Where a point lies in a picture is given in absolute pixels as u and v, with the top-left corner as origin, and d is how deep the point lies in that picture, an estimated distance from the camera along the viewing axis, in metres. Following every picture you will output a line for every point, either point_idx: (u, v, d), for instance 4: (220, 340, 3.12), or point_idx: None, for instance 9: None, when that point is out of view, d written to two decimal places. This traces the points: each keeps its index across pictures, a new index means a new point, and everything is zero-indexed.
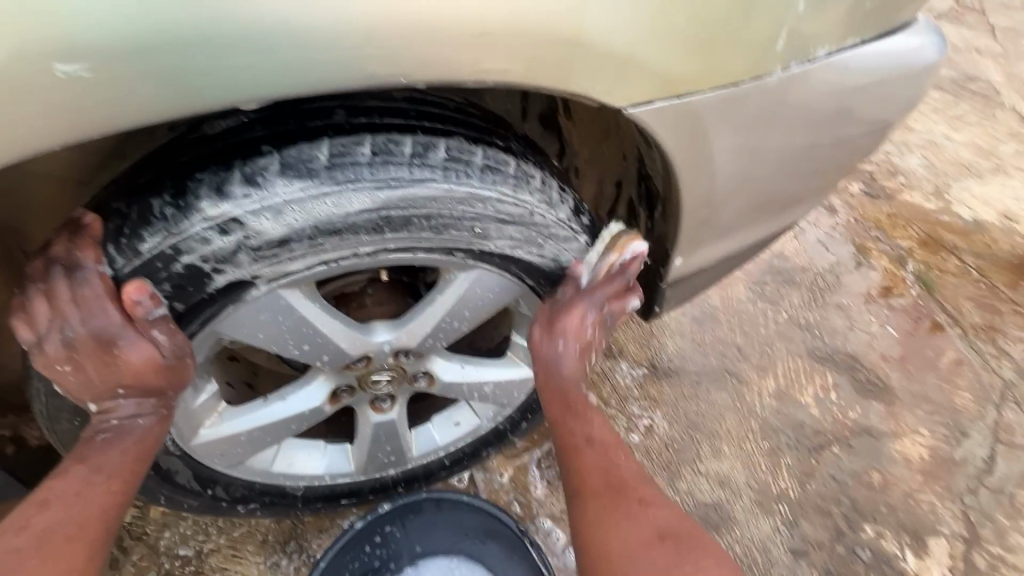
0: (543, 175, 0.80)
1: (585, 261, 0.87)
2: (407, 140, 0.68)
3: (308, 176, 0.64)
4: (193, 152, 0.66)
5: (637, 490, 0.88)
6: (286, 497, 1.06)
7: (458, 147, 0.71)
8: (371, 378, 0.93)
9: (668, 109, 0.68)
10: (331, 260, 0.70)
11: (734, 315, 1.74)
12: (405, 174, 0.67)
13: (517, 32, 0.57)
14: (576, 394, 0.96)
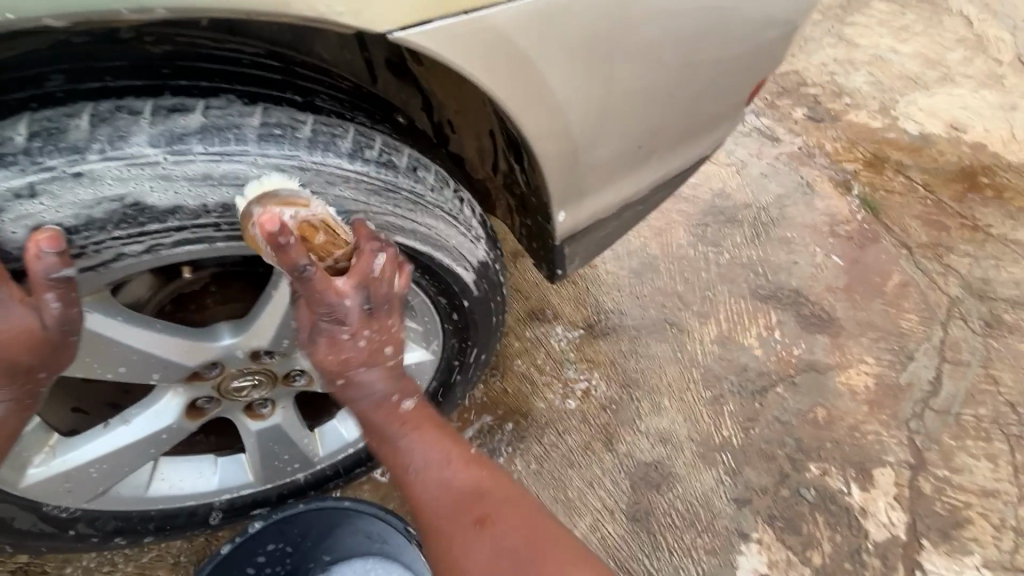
0: (352, 130, 0.69)
1: (436, 224, 0.77)
2: (147, 105, 0.58)
3: (7, 165, 0.54)
4: None
5: (509, 512, 0.70)
6: (177, 520, 0.97)
7: (223, 107, 0.61)
8: (233, 385, 0.83)
9: (458, 29, 0.57)
10: (92, 262, 0.60)
11: (674, 262, 1.65)
12: (141, 147, 0.57)
13: None
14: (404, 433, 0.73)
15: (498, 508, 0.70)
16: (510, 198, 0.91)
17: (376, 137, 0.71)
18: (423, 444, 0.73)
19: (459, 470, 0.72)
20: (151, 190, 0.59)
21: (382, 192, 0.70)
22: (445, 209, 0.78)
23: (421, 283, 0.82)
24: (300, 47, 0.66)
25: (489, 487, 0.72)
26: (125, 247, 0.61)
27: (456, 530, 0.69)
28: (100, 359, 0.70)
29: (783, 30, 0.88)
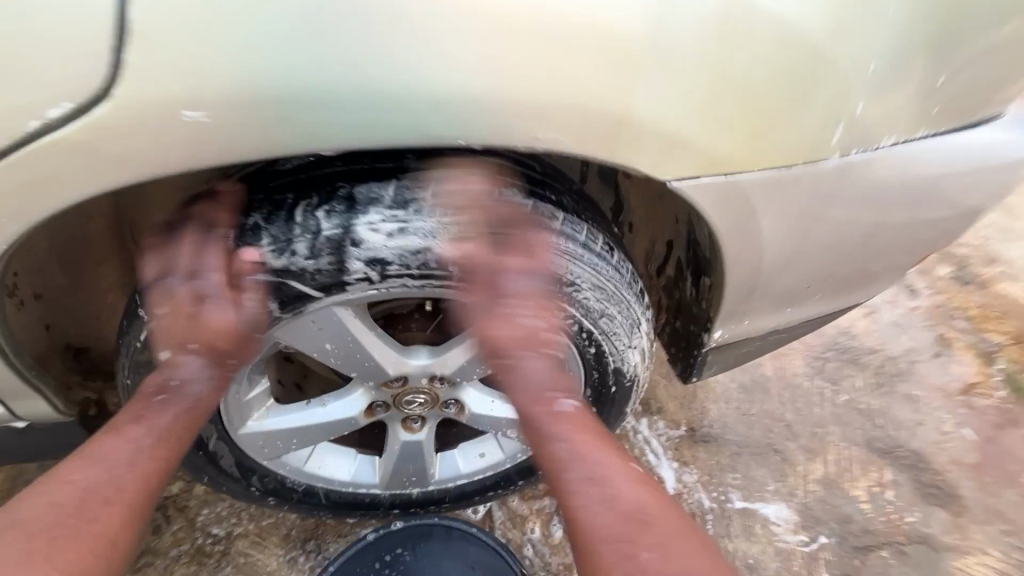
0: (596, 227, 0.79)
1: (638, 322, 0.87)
2: (426, 183, 0.68)
3: (355, 212, 0.67)
4: (260, 189, 0.70)
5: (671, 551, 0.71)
6: (313, 496, 1.11)
7: (505, 193, 0.72)
8: (405, 399, 0.97)
9: (715, 184, 0.61)
10: (379, 287, 0.71)
11: (786, 389, 1.65)
12: (444, 221, 0.69)
13: (567, 101, 0.52)
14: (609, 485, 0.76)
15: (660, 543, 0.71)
16: (667, 300, 1.06)
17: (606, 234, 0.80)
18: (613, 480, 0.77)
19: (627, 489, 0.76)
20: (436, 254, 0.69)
21: (614, 292, 0.80)
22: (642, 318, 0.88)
23: (589, 357, 0.89)
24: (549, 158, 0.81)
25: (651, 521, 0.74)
26: (388, 286, 0.71)
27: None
28: (342, 362, 0.84)
29: (965, 219, 0.90)
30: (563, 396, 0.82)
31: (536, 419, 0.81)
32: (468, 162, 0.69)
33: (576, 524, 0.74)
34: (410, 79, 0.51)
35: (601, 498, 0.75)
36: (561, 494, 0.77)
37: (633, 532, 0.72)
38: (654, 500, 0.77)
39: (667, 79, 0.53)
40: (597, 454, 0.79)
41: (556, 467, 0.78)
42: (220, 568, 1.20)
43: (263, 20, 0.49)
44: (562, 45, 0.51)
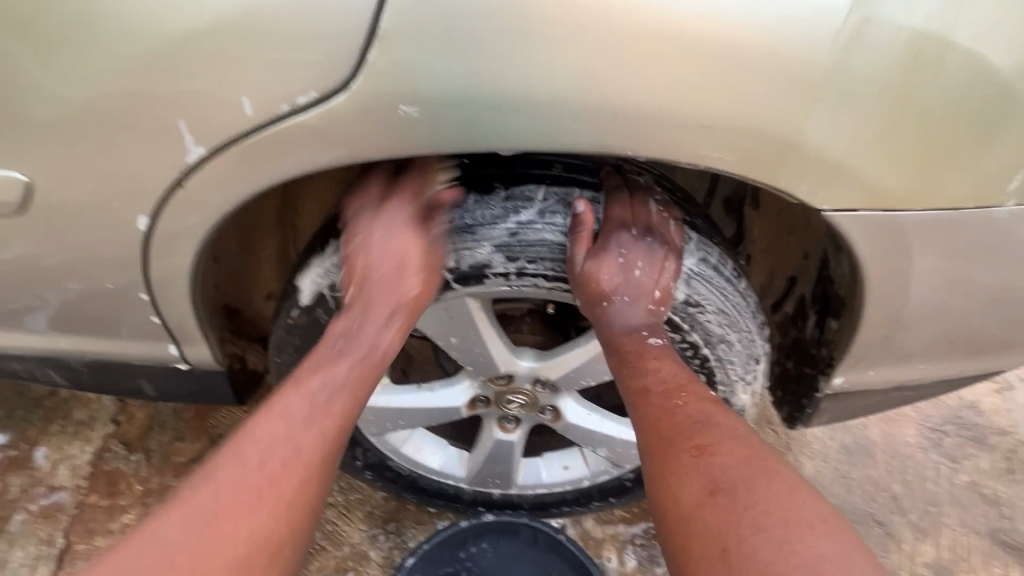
0: (709, 241, 0.77)
1: (750, 351, 0.84)
2: (577, 191, 0.72)
3: (487, 207, 0.70)
4: (416, 184, 0.73)
5: (730, 445, 0.70)
6: (404, 479, 1.16)
7: (619, 203, 0.74)
8: (505, 398, 1.01)
9: (874, 218, 0.64)
10: (509, 283, 0.74)
11: (895, 458, 1.51)
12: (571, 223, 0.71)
13: (745, 127, 0.57)
14: (712, 411, 0.74)
15: (721, 428, 0.71)
16: (781, 338, 1.02)
17: (723, 253, 0.78)
18: (669, 371, 0.77)
19: (731, 422, 0.73)
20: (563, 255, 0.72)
21: (725, 310, 0.78)
22: (753, 348, 0.84)
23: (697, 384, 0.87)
24: (667, 178, 0.83)
25: (706, 411, 0.74)
26: (520, 283, 0.74)
27: (671, 458, 0.70)
28: (461, 354, 0.90)
29: None
30: (650, 333, 0.79)
31: (623, 352, 0.79)
32: (615, 177, 0.74)
33: (669, 471, 0.70)
34: (592, 85, 0.56)
35: (700, 460, 0.69)
36: (648, 438, 0.73)
37: (718, 430, 0.71)
38: (743, 453, 0.69)
39: (846, 109, 0.56)
40: (710, 415, 0.73)
41: (638, 397, 0.75)
42: (310, 532, 1.27)
43: (489, 32, 0.55)
44: (749, 74, 0.55)
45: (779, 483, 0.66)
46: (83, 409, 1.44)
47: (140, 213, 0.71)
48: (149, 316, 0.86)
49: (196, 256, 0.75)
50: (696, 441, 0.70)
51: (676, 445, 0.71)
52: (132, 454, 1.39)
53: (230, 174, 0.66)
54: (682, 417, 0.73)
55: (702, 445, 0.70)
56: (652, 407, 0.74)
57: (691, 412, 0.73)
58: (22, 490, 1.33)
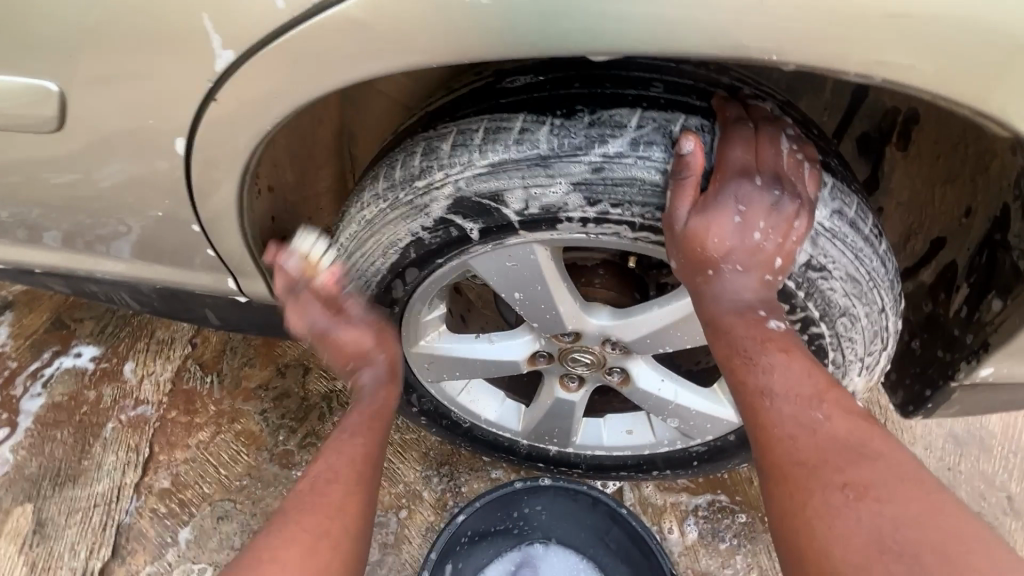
0: (846, 189, 0.62)
1: (876, 328, 0.69)
2: (680, 118, 0.58)
3: (566, 135, 0.57)
4: (483, 104, 0.62)
5: (900, 484, 0.48)
6: (459, 427, 1.13)
7: (732, 133, 0.59)
8: (570, 356, 0.92)
9: None
10: (587, 229, 0.62)
11: (1016, 454, 1.30)
12: (669, 158, 0.57)
13: (951, 27, 0.46)
14: (860, 431, 0.53)
15: (880, 454, 0.51)
16: (911, 313, 0.84)
17: (862, 206, 0.62)
18: (791, 369, 0.57)
19: (892, 448, 0.51)
20: (655, 198, 0.58)
21: (855, 277, 0.63)
22: (879, 325, 0.69)
23: None
24: (793, 108, 0.68)
25: (856, 430, 0.53)
26: (600, 232, 0.62)
27: (811, 496, 0.50)
28: (526, 308, 0.80)
29: None
30: (770, 313, 0.61)
31: (734, 339, 0.59)
32: (727, 106, 0.61)
33: (809, 512, 0.49)
34: None
35: (860, 504, 0.48)
36: (770, 459, 0.54)
37: (876, 460, 0.50)
38: (919, 496, 0.48)
39: None
40: (866, 440, 0.52)
41: (756, 405, 0.56)
42: None
43: None
44: None
45: (991, 558, 0.44)
46: (164, 330, 1.51)
47: (179, 134, 0.67)
48: (206, 249, 0.85)
49: (240, 172, 0.71)
50: (849, 468, 0.50)
51: (817, 475, 0.50)
52: (207, 376, 1.45)
53: (275, 78, 0.60)
54: (817, 435, 0.53)
55: (862, 482, 0.49)
56: (773, 419, 0.55)
57: (834, 430, 0.53)
58: (113, 400, 1.41)
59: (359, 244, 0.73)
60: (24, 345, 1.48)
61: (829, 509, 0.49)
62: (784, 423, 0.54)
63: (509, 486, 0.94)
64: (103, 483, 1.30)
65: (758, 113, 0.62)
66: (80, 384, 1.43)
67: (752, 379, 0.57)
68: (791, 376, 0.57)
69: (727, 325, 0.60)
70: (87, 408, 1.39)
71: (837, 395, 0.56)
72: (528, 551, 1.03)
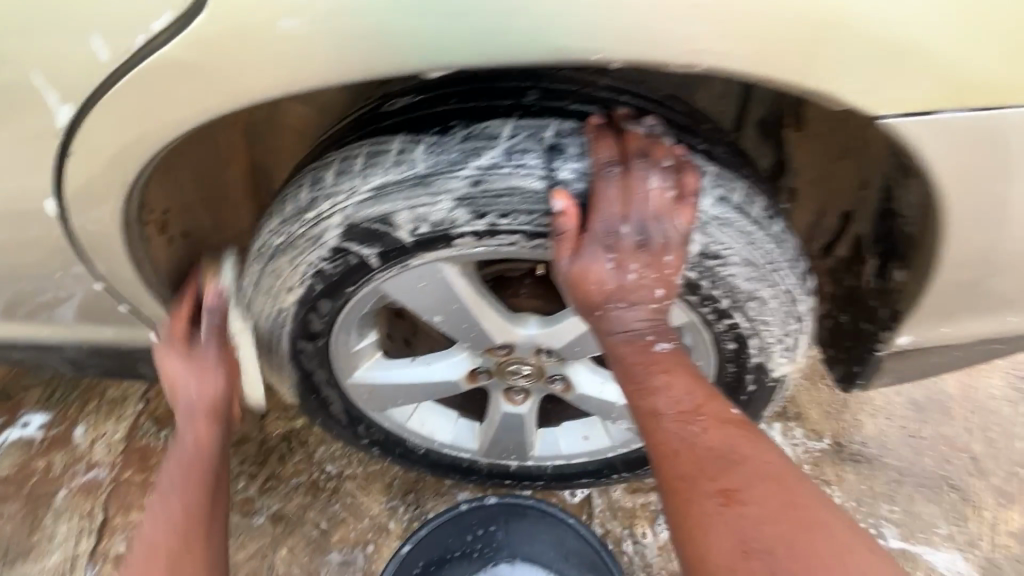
0: (733, 173, 0.62)
1: (790, 307, 0.69)
2: (554, 123, 0.58)
3: (442, 153, 0.58)
4: (361, 131, 0.63)
5: (765, 487, 0.51)
6: (415, 454, 1.10)
7: (608, 129, 0.59)
8: (508, 368, 0.91)
9: (942, 120, 0.57)
10: (484, 243, 0.61)
11: (975, 415, 1.31)
12: (547, 163, 0.57)
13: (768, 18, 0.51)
14: (736, 438, 0.55)
15: (749, 457, 0.53)
16: (835, 288, 0.86)
17: (751, 187, 0.62)
18: (671, 385, 0.58)
19: (763, 451, 0.54)
20: (540, 203, 0.58)
21: (754, 260, 0.63)
22: (791, 304, 0.68)
23: (725, 350, 0.73)
24: (681, 98, 0.69)
25: (729, 435, 0.55)
26: (495, 244, 0.61)
27: (692, 510, 0.52)
28: (449, 328, 0.79)
29: None
30: (659, 338, 0.60)
31: (624, 368, 0.59)
32: (604, 103, 0.61)
33: (693, 525, 0.52)
34: None
35: (731, 511, 0.51)
36: (660, 476, 0.55)
37: (744, 465, 0.53)
38: (778, 492, 0.51)
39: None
40: (738, 446, 0.54)
41: (643, 425, 0.57)
42: (330, 505, 1.25)
43: None
44: None
45: (833, 541, 0.49)
46: (115, 387, 1.45)
47: (48, 195, 0.67)
48: (119, 307, 0.85)
49: (122, 213, 0.69)
50: (722, 476, 0.52)
51: (695, 488, 0.53)
52: (162, 430, 1.40)
53: (128, 124, 0.60)
54: (695, 448, 0.54)
55: (733, 489, 0.51)
56: (655, 437, 0.56)
57: (709, 440, 0.55)
58: (63, 466, 1.35)
59: (265, 285, 0.72)
60: None
61: (705, 518, 0.52)
62: (665, 441, 0.56)
63: (455, 511, 0.92)
64: (57, 555, 1.25)
65: (633, 143, 0.57)
66: (28, 454, 1.37)
67: (635, 400, 0.58)
68: (676, 394, 0.57)
69: (615, 355, 0.60)
70: (37, 478, 1.34)
71: (714, 403, 0.57)
72: (493, 572, 1.00)
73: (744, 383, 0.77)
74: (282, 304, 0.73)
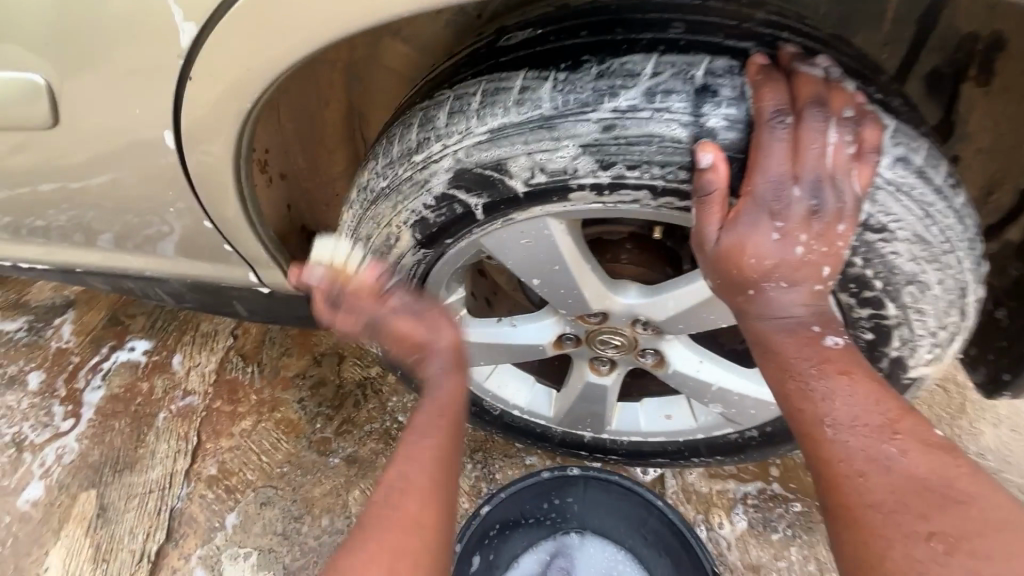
0: (912, 131, 0.52)
1: (954, 296, 0.59)
2: (704, 61, 0.51)
3: (571, 93, 0.51)
4: (479, 66, 0.57)
5: (993, 535, 0.43)
6: (489, 414, 1.09)
7: (768, 71, 0.50)
8: (599, 338, 0.86)
9: None
10: (604, 198, 0.55)
11: None
12: (692, 108, 0.50)
13: None
14: (944, 466, 0.47)
15: (970, 496, 0.45)
16: (996, 278, 0.73)
17: (932, 150, 0.52)
18: (854, 396, 0.51)
19: (981, 488, 0.45)
20: (676, 156, 0.51)
21: (926, 237, 0.53)
22: (956, 292, 0.58)
23: (862, 340, 0.64)
24: (845, 40, 0.58)
25: (936, 464, 0.47)
26: (618, 200, 0.55)
27: (890, 549, 0.44)
28: (547, 291, 0.74)
29: None
30: (823, 328, 0.54)
31: (788, 364, 0.53)
32: (763, 40, 0.52)
33: (893, 565, 0.44)
34: None
35: (951, 557, 0.42)
36: (839, 500, 0.48)
37: (964, 508, 0.44)
38: (1010, 546, 0.42)
39: None
40: (949, 479, 0.46)
41: (815, 438, 0.50)
42: None
43: None
44: None
45: None
46: (208, 323, 1.55)
47: (165, 127, 0.67)
48: (222, 244, 0.86)
49: (232, 147, 0.68)
50: (932, 513, 0.44)
51: (896, 523, 0.45)
52: (248, 366, 1.47)
53: (250, 50, 0.59)
54: (892, 471, 0.47)
55: (949, 531, 0.43)
56: (837, 456, 0.49)
57: (913, 466, 0.47)
58: (164, 391, 1.46)
59: (365, 231, 0.69)
60: (83, 341, 1.54)
61: (914, 560, 0.43)
62: (851, 460, 0.48)
63: (536, 476, 0.91)
64: (157, 470, 1.36)
65: (806, 89, 0.49)
66: (134, 376, 1.49)
67: (809, 409, 0.51)
68: (861, 406, 0.50)
69: (773, 348, 0.54)
70: (141, 398, 1.45)
71: (914, 424, 0.49)
72: (563, 541, 0.99)
73: (875, 379, 0.68)
74: (380, 253, 0.70)
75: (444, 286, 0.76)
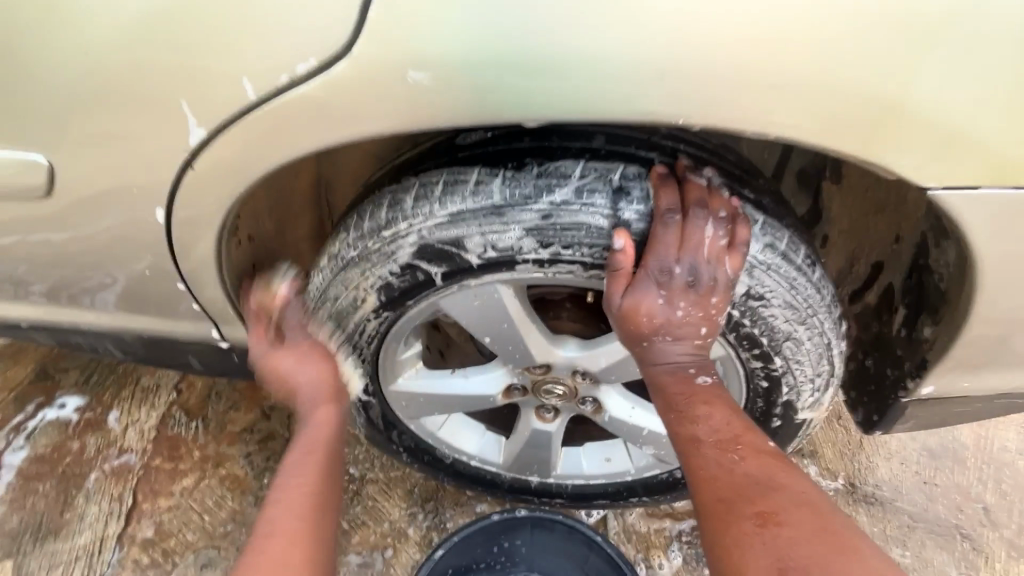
0: (777, 223, 0.67)
1: (822, 350, 0.73)
2: (620, 166, 0.64)
3: (517, 186, 0.63)
4: (440, 160, 0.69)
5: (801, 512, 0.53)
6: (441, 463, 1.14)
7: (668, 176, 0.64)
8: (543, 388, 0.95)
9: (989, 197, 0.60)
10: (544, 270, 0.66)
11: (990, 466, 1.33)
12: (611, 202, 0.63)
13: (829, 93, 0.54)
14: (772, 466, 0.58)
15: (790, 486, 0.56)
16: (861, 333, 0.90)
17: (793, 237, 0.67)
18: (712, 417, 0.63)
19: (800, 480, 0.56)
20: (600, 239, 0.63)
21: (792, 304, 0.68)
22: (822, 347, 0.73)
23: (756, 386, 0.77)
24: (730, 147, 0.74)
25: (768, 465, 0.58)
26: (555, 272, 0.66)
27: (727, 529, 0.54)
28: (497, 346, 0.83)
29: None
30: (700, 371, 0.67)
31: (670, 397, 0.65)
32: (666, 150, 0.67)
33: (727, 542, 0.54)
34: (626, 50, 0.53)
35: (766, 530, 0.53)
36: (698, 499, 0.59)
37: (782, 493, 0.55)
38: (811, 518, 0.52)
39: (959, 75, 0.53)
40: (775, 475, 0.57)
41: (686, 454, 0.62)
42: (351, 506, 1.29)
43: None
44: (831, 41, 0.52)
45: None
46: (149, 376, 1.51)
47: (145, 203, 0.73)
48: (190, 303, 0.90)
49: (217, 224, 0.74)
50: (758, 498, 0.55)
51: (731, 509, 0.55)
52: (192, 421, 1.44)
53: (242, 149, 0.65)
54: (730, 469, 0.58)
55: (770, 511, 0.53)
56: (697, 461, 0.61)
57: (747, 465, 0.58)
58: (97, 449, 1.40)
59: (332, 292, 0.77)
60: (8, 398, 1.47)
61: (743, 536, 0.53)
62: (704, 464, 0.60)
63: (487, 521, 0.97)
64: (84, 536, 1.29)
65: (694, 192, 0.64)
66: (63, 434, 1.42)
67: (679, 428, 0.64)
68: (717, 424, 0.63)
69: (662, 385, 0.67)
70: (70, 459, 1.38)
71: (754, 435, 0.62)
72: None
73: (771, 420, 0.81)
74: (344, 313, 0.78)
75: (400, 340, 0.84)
